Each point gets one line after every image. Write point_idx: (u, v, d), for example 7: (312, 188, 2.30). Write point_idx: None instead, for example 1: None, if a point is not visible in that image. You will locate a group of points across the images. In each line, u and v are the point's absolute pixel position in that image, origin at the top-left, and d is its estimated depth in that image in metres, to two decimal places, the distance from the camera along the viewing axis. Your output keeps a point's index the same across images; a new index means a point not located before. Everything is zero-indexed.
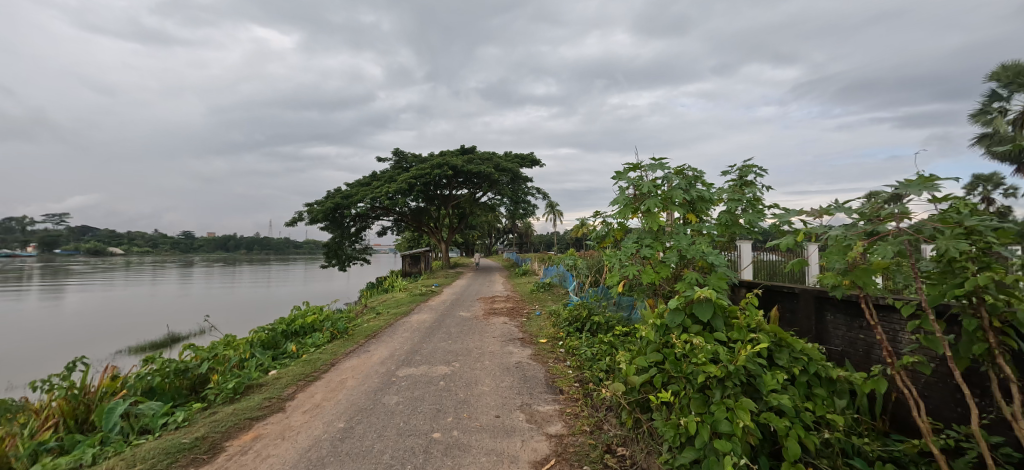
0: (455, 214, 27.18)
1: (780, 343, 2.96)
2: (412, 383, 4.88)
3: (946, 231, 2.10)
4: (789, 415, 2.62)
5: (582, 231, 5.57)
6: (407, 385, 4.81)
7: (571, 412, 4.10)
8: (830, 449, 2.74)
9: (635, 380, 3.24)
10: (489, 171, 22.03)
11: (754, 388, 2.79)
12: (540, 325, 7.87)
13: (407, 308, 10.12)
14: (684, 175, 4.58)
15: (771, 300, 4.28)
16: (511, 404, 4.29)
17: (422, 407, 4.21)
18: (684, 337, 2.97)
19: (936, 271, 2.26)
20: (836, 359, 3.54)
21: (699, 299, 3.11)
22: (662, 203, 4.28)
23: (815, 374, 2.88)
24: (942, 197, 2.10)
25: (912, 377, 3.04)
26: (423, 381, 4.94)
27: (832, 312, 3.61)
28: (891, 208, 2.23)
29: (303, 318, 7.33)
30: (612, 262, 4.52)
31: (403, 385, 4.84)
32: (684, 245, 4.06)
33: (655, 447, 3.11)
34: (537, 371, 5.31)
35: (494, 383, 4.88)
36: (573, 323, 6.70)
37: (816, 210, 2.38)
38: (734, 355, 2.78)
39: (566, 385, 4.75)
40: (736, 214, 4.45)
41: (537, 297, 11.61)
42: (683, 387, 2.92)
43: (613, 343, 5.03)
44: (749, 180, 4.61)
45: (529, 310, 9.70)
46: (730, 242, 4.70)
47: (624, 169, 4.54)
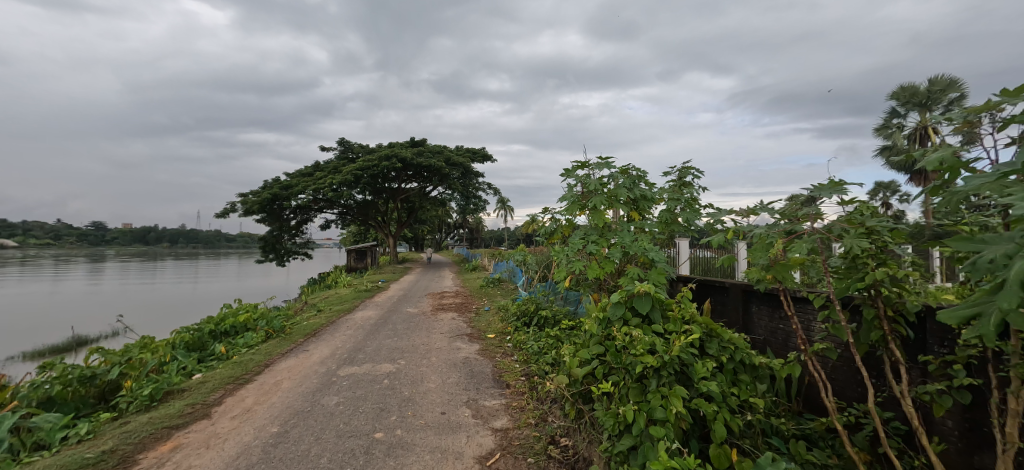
0: (403, 208, 26.55)
1: (710, 333, 3.13)
2: (354, 383, 4.71)
3: (851, 231, 2.32)
4: (717, 401, 2.80)
5: (532, 226, 5.64)
6: (348, 385, 4.64)
7: (516, 406, 4.14)
8: (752, 430, 2.96)
9: (578, 372, 3.34)
10: (440, 165, 21.68)
11: (686, 376, 2.95)
12: (488, 320, 7.89)
13: (351, 304, 9.78)
14: (628, 174, 4.75)
15: (704, 293, 4.58)
16: (457, 400, 4.26)
17: (364, 406, 4.08)
18: (624, 329, 3.10)
19: (843, 266, 2.49)
20: (759, 347, 3.83)
21: (639, 293, 3.26)
22: (607, 200, 4.43)
23: (740, 362, 3.11)
24: (849, 199, 2.32)
25: (821, 362, 3.35)
26: (366, 380, 4.79)
27: (756, 304, 3.90)
28: (807, 209, 2.44)
29: (235, 317, 6.87)
30: (559, 257, 4.62)
31: (345, 385, 4.66)
32: (627, 241, 4.23)
33: (596, 436, 3.21)
34: (485, 366, 5.32)
35: (440, 380, 4.82)
36: (521, 318, 6.79)
37: (744, 210, 2.57)
38: (669, 346, 2.92)
39: (513, 380, 4.79)
40: (675, 213, 4.68)
41: (485, 292, 11.62)
42: (623, 377, 3.04)
43: (559, 337, 5.15)
44: (687, 181, 4.88)
45: (477, 306, 9.69)
46: (669, 240, 4.94)
47: (572, 166, 4.65)
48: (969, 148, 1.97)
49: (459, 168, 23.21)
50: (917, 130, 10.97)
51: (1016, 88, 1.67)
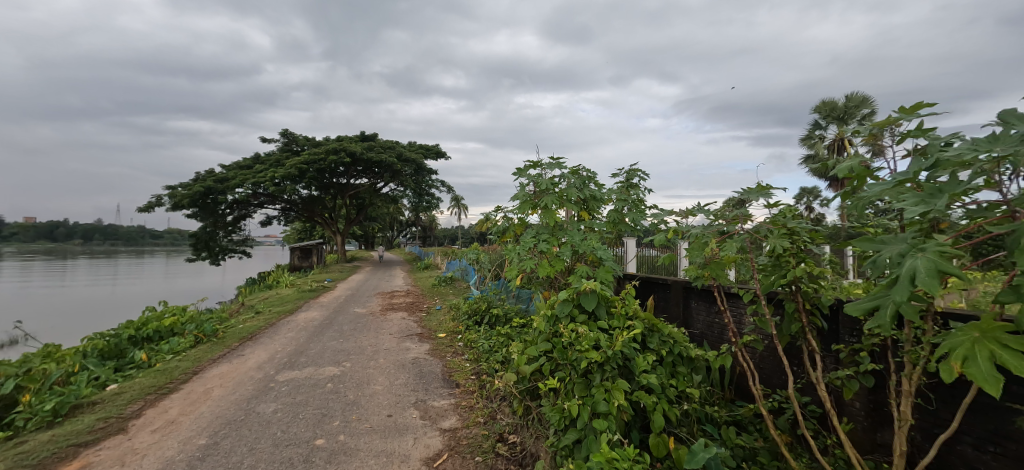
0: (351, 205, 25.63)
1: (651, 328, 3.27)
2: (294, 388, 4.49)
3: (775, 232, 2.51)
4: (656, 393, 2.92)
5: (484, 225, 5.64)
6: (288, 390, 4.42)
7: (465, 405, 4.13)
8: (689, 419, 3.12)
9: (526, 369, 3.38)
10: (391, 161, 21.13)
11: (629, 370, 3.06)
12: (439, 320, 7.79)
13: (293, 305, 9.32)
14: (579, 174, 4.86)
15: (648, 290, 4.78)
16: (405, 402, 4.17)
17: (304, 413, 3.90)
18: (571, 326, 3.16)
19: (769, 265, 2.68)
20: (697, 340, 4.06)
21: (586, 290, 3.35)
22: (558, 200, 4.51)
23: (678, 355, 3.27)
24: (774, 203, 2.50)
25: (751, 353, 3.60)
26: (307, 385, 4.58)
27: (695, 300, 4.12)
28: (738, 211, 2.61)
29: (159, 321, 6.34)
30: (511, 256, 4.64)
31: (284, 390, 4.43)
32: (576, 240, 4.33)
33: (542, 431, 3.26)
34: (435, 366, 5.25)
35: (388, 382, 4.71)
36: (472, 317, 6.77)
37: (683, 211, 2.71)
38: (613, 341, 3.02)
39: (462, 379, 4.76)
40: (622, 213, 4.85)
41: (437, 291, 11.47)
42: (569, 373, 3.11)
43: (509, 334, 5.18)
44: (634, 183, 5.06)
45: (428, 305, 9.55)
46: (617, 239, 5.10)
47: (524, 165, 4.70)
48: (874, 159, 2.19)
49: (411, 164, 22.75)
50: (836, 142, 12.03)
51: (910, 105, 1.88)
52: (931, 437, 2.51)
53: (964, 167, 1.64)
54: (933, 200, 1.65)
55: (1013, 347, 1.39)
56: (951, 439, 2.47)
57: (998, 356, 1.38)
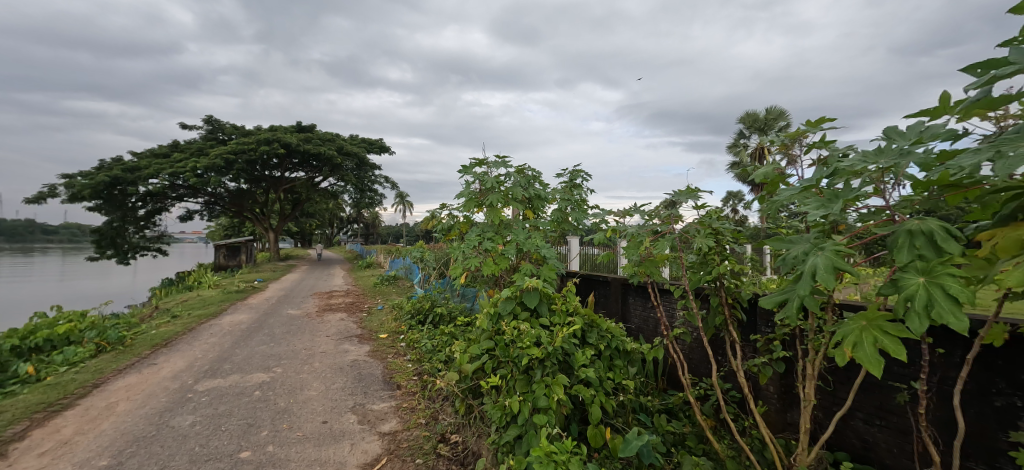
0: (285, 200, 24.23)
1: (591, 323, 3.40)
2: (215, 398, 4.19)
3: (703, 232, 2.70)
4: (594, 386, 3.03)
5: (429, 223, 5.57)
6: (208, 401, 4.11)
7: (407, 407, 4.05)
8: (625, 410, 3.27)
9: (468, 368, 3.39)
10: (329, 154, 20.21)
11: (569, 365, 3.15)
12: (380, 320, 7.58)
13: (216, 308, 8.65)
14: (524, 173, 4.93)
15: (589, 287, 4.95)
16: (342, 407, 4.03)
17: (227, 424, 3.66)
18: (513, 323, 3.20)
19: (697, 263, 2.87)
20: (634, 335, 4.26)
21: (528, 288, 3.40)
22: (503, 198, 4.54)
23: (616, 349, 3.42)
24: (702, 204, 2.69)
25: (681, 345, 3.84)
26: (231, 394, 4.28)
27: (632, 296, 4.33)
28: (671, 212, 2.78)
29: (52, 328, 5.65)
30: (456, 254, 4.61)
31: (203, 401, 4.11)
32: (521, 239, 4.40)
33: (484, 429, 3.27)
34: (375, 368, 5.11)
35: (323, 386, 4.52)
36: (415, 316, 6.65)
37: (621, 211, 2.85)
38: (553, 337, 3.09)
39: (404, 380, 4.67)
40: (565, 213, 4.98)
41: (378, 291, 11.14)
42: (511, 370, 3.15)
43: (453, 333, 5.15)
44: (577, 183, 5.21)
45: (369, 305, 9.26)
46: (560, 238, 5.23)
47: (469, 163, 4.69)
48: (787, 167, 2.42)
49: (353, 158, 21.91)
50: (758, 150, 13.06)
51: (816, 119, 2.10)
52: (830, 414, 2.81)
53: (856, 176, 1.86)
54: (831, 204, 1.86)
55: (892, 333, 1.58)
56: (846, 415, 2.79)
57: (880, 342, 1.58)
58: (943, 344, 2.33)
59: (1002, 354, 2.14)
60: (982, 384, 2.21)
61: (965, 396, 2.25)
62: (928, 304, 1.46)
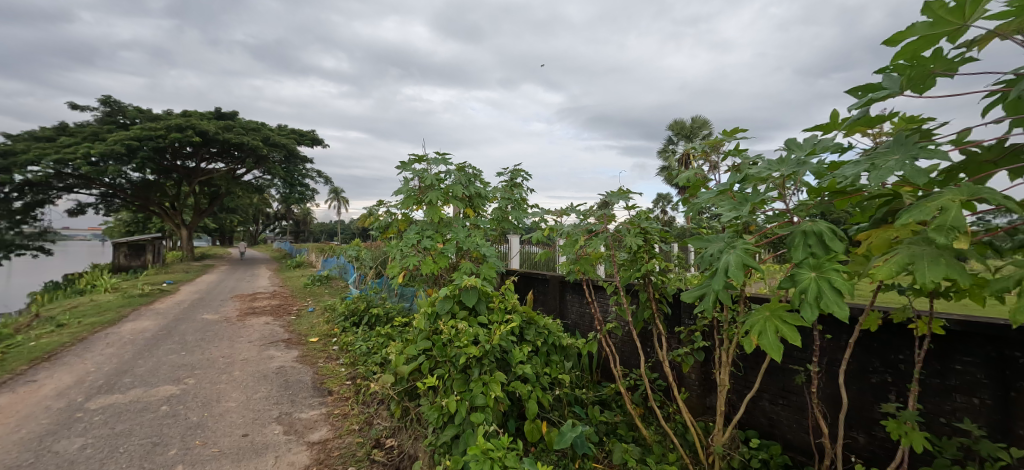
0: (202, 194, 22.28)
1: (529, 321, 3.49)
2: (111, 416, 3.78)
3: (633, 231, 2.87)
4: (531, 381, 3.10)
5: (366, 220, 5.39)
6: (102, 420, 3.71)
7: (339, 413, 3.91)
8: (561, 403, 3.39)
9: (404, 370, 3.34)
10: (254, 144, 18.83)
11: (506, 362, 3.21)
12: (311, 322, 7.23)
13: (115, 314, 7.79)
14: (465, 171, 4.92)
15: (529, 284, 5.06)
16: (265, 418, 3.81)
17: (126, 444, 3.32)
18: (451, 322, 3.21)
19: (627, 260, 3.03)
20: (571, 330, 4.42)
21: (467, 286, 3.42)
22: (443, 196, 4.51)
23: (552, 344, 3.53)
24: (632, 205, 2.85)
25: (614, 339, 4.04)
26: (132, 411, 3.89)
27: (569, 293, 4.48)
28: (605, 212, 2.93)
29: None
30: (394, 252, 4.51)
31: (96, 421, 3.71)
32: (461, 237, 4.40)
33: (421, 431, 3.24)
34: (304, 374, 4.87)
35: (244, 396, 4.24)
36: (349, 318, 6.42)
37: (558, 210, 2.95)
38: (491, 335, 3.13)
39: (336, 386, 4.50)
40: (506, 211, 5.05)
41: (309, 292, 10.60)
42: (448, 370, 3.15)
43: (389, 335, 5.03)
44: (518, 182, 5.29)
45: (299, 307, 8.79)
46: (501, 236, 5.29)
47: (408, 159, 4.60)
48: (708, 172, 2.63)
49: (281, 149, 20.60)
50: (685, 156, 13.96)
51: (732, 129, 2.30)
52: (742, 397, 3.10)
53: (763, 182, 2.07)
54: (742, 206, 2.05)
55: (790, 322, 1.79)
56: (756, 398, 3.08)
57: (781, 330, 1.77)
58: (832, 330, 2.65)
59: (878, 337, 2.48)
60: (862, 363, 2.53)
61: (849, 374, 2.58)
62: (819, 296, 1.66)
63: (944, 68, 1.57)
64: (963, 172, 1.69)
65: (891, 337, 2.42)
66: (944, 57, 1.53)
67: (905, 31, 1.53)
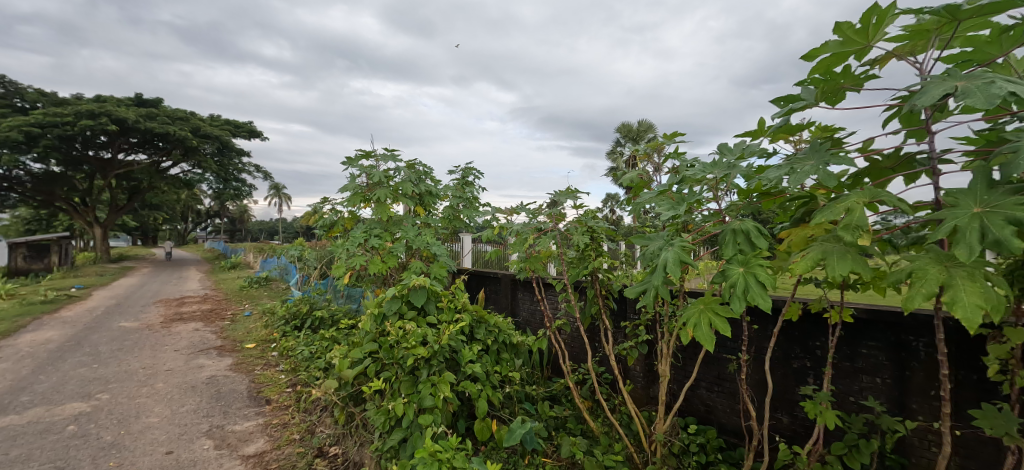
0: (121, 189, 20.37)
1: (479, 320, 3.50)
2: (5, 441, 3.38)
3: (580, 229, 2.94)
4: (481, 380, 3.11)
5: (309, 218, 5.16)
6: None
7: (277, 423, 3.73)
8: (511, 401, 3.42)
9: (349, 374, 3.24)
10: (182, 134, 17.44)
11: (456, 361, 3.20)
12: (248, 328, 6.82)
13: (13, 324, 6.95)
14: (415, 169, 4.83)
15: (480, 283, 5.06)
16: (193, 432, 3.55)
17: None
18: (399, 323, 3.15)
19: (575, 258, 3.10)
20: (522, 328, 4.47)
21: (415, 286, 3.37)
22: (392, 193, 4.41)
23: (502, 342, 3.56)
24: (580, 204, 2.92)
25: (563, 335, 4.14)
26: (32, 433, 3.50)
27: (520, 291, 4.52)
28: (553, 211, 2.99)
29: None
30: (339, 252, 4.35)
31: None
32: (410, 236, 4.31)
33: (367, 437, 3.16)
34: (238, 383, 4.59)
35: (169, 410, 3.93)
36: (291, 321, 6.12)
37: (508, 209, 2.97)
38: (440, 335, 3.11)
39: (275, 394, 4.27)
40: (457, 210, 5.02)
41: (245, 295, 9.98)
42: (395, 372, 3.09)
43: (334, 338, 4.85)
44: (469, 180, 5.27)
45: (234, 311, 8.26)
46: (452, 235, 5.24)
47: (355, 155, 4.46)
48: (650, 173, 2.75)
49: (214, 142, 19.24)
50: None
51: (671, 133, 2.43)
52: (682, 386, 3.28)
53: (698, 183, 2.19)
54: (679, 206, 2.17)
55: (721, 314, 1.91)
56: (694, 386, 3.27)
57: (713, 322, 1.89)
58: (759, 321, 2.86)
59: (798, 326, 2.70)
60: (785, 351, 2.76)
61: (774, 361, 2.79)
62: (746, 290, 1.79)
63: (852, 83, 1.74)
64: (867, 177, 1.88)
65: (809, 326, 2.65)
66: (852, 73, 1.69)
67: (819, 48, 1.68)
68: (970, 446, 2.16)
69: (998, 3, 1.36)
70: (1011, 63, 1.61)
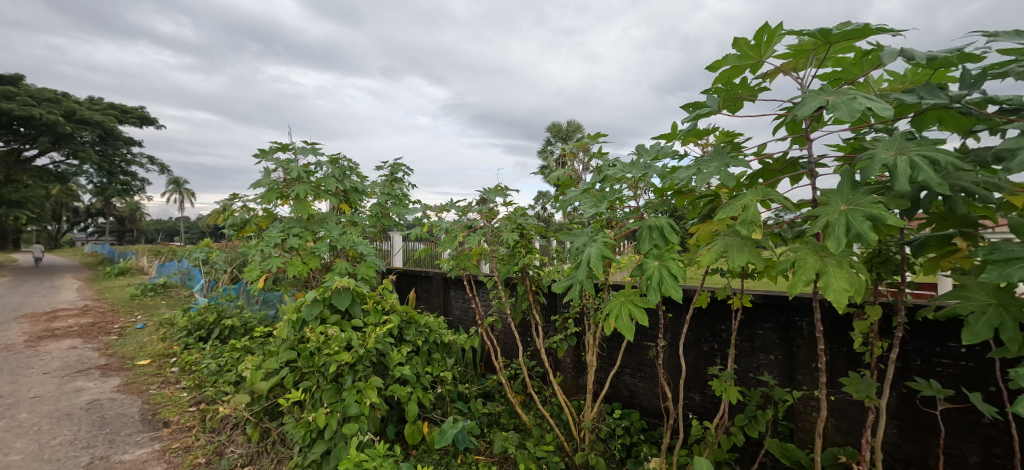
0: None
1: (409, 321, 3.45)
2: None
3: (510, 226, 3.00)
4: (411, 383, 3.06)
5: (216, 217, 4.74)
6: None
7: (178, 447, 3.38)
8: (443, 401, 3.40)
9: (263, 386, 3.03)
10: (53, 119, 15.13)
11: (384, 365, 3.12)
12: (142, 342, 6.10)
13: None
14: (339, 163, 4.62)
15: (411, 283, 4.96)
16: (72, 466, 3.12)
17: None
18: (320, 328, 3.00)
19: (506, 255, 3.15)
20: (455, 326, 4.46)
21: (338, 288, 3.24)
22: (313, 190, 4.17)
23: (433, 342, 3.52)
24: (509, 201, 2.98)
25: (496, 332, 4.19)
26: None
27: (453, 290, 4.50)
28: (484, 208, 3.01)
29: None
30: (253, 254, 4.04)
31: None
32: (334, 235, 4.12)
33: (285, 453, 2.98)
34: (129, 406, 4.10)
35: (35, 445, 3.41)
36: (195, 332, 5.57)
37: (438, 206, 2.95)
38: (365, 339, 3.01)
39: (175, 415, 3.88)
40: (385, 207, 4.87)
41: (138, 304, 8.92)
42: (316, 381, 2.94)
43: (247, 348, 4.50)
44: (398, 177, 5.14)
45: (124, 324, 7.34)
46: (380, 233, 5.08)
47: (270, 147, 4.16)
48: (575, 172, 2.87)
49: (95, 130, 16.94)
50: None
51: (594, 133, 2.55)
52: (607, 373, 3.46)
53: (619, 182, 2.33)
54: (601, 203, 2.29)
55: (640, 305, 2.05)
56: (618, 373, 3.46)
57: (633, 313, 2.02)
58: (673, 309, 3.10)
59: (707, 312, 2.97)
60: (696, 335, 3.01)
61: (687, 345, 3.05)
62: (660, 281, 1.93)
63: (748, 94, 1.94)
64: (760, 177, 2.11)
65: (716, 312, 2.92)
66: (748, 85, 1.89)
67: (721, 60, 1.85)
68: (842, 408, 2.52)
69: (859, 31, 1.60)
70: (869, 82, 1.89)
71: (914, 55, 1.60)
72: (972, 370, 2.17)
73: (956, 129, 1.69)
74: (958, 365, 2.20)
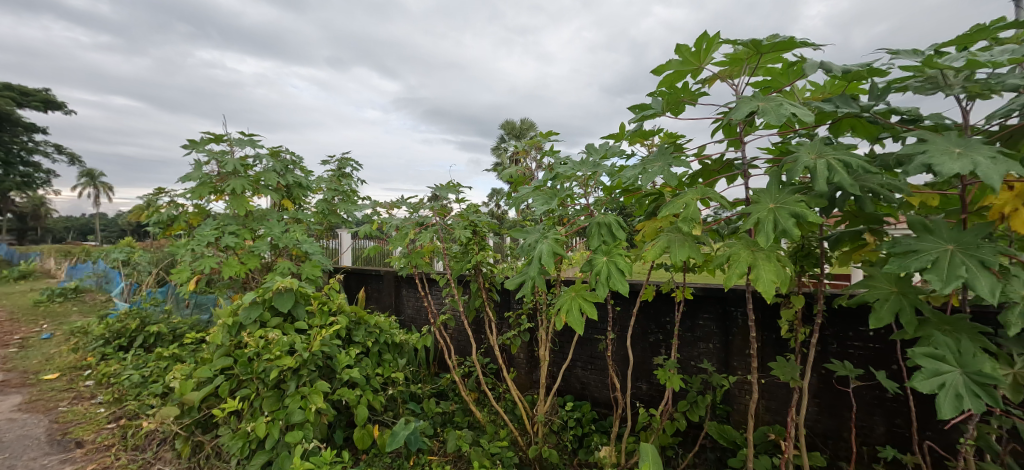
0: None
1: (358, 322, 3.36)
2: None
3: (463, 224, 2.99)
4: (361, 385, 2.99)
5: (140, 213, 4.39)
6: None
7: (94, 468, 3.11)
8: (394, 403, 3.35)
9: (195, 397, 2.85)
10: None
11: (331, 368, 3.03)
12: (50, 354, 5.52)
13: None
14: (280, 157, 4.41)
15: (361, 282, 4.83)
16: None
17: None
18: (260, 332, 2.86)
19: (458, 252, 3.15)
20: (406, 325, 4.40)
21: (280, 289, 3.10)
22: (252, 185, 3.96)
23: (384, 343, 3.45)
24: (462, 198, 2.98)
25: (449, 330, 4.17)
26: None
27: (405, 288, 4.43)
28: (435, 205, 2.99)
29: None
30: (180, 252, 3.79)
31: None
32: (276, 233, 3.93)
33: (220, 467, 2.82)
34: (33, 427, 3.71)
35: None
36: (113, 340, 5.11)
37: (388, 203, 2.90)
38: (310, 342, 2.91)
39: (90, 434, 3.56)
40: (332, 203, 4.71)
41: (44, 312, 8.04)
42: (255, 388, 2.80)
43: (177, 356, 4.20)
44: (346, 172, 4.99)
45: (26, 335, 6.58)
46: (327, 230, 4.90)
47: (200, 137, 3.91)
48: (527, 169, 2.92)
49: None
50: None
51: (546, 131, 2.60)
52: (559, 367, 3.55)
53: (570, 180, 2.40)
54: (552, 200, 2.35)
55: (589, 299, 2.12)
56: (570, 367, 3.56)
57: (583, 307, 2.10)
58: (621, 302, 3.23)
59: (653, 304, 3.12)
60: (643, 327, 3.16)
61: (634, 336, 3.19)
62: (608, 276, 2.01)
63: (689, 98, 2.06)
64: (700, 177, 2.24)
65: (661, 304, 3.08)
66: (689, 89, 2.01)
67: (665, 65, 1.95)
68: (772, 390, 2.74)
69: (786, 43, 1.74)
70: (795, 91, 2.07)
71: (831, 68, 1.78)
72: (879, 350, 2.43)
73: (866, 136, 1.90)
74: (868, 347, 2.46)
